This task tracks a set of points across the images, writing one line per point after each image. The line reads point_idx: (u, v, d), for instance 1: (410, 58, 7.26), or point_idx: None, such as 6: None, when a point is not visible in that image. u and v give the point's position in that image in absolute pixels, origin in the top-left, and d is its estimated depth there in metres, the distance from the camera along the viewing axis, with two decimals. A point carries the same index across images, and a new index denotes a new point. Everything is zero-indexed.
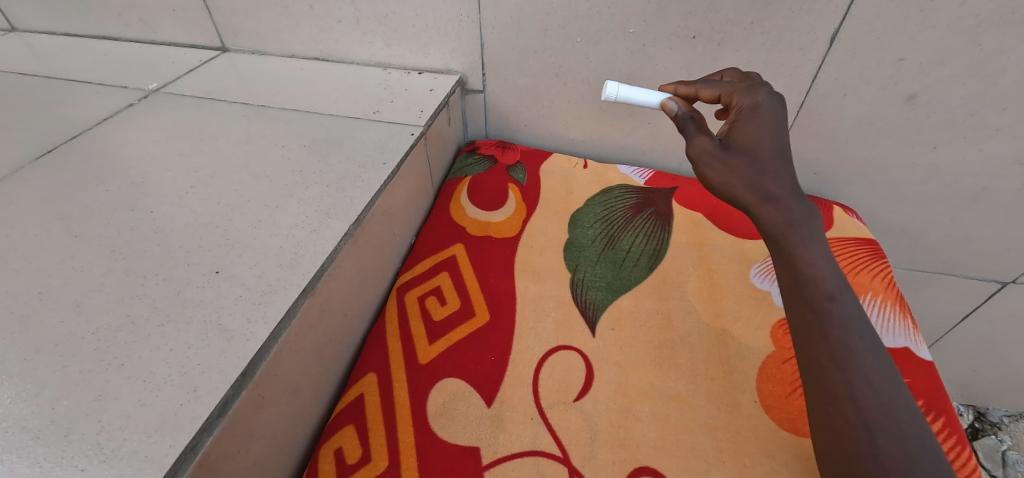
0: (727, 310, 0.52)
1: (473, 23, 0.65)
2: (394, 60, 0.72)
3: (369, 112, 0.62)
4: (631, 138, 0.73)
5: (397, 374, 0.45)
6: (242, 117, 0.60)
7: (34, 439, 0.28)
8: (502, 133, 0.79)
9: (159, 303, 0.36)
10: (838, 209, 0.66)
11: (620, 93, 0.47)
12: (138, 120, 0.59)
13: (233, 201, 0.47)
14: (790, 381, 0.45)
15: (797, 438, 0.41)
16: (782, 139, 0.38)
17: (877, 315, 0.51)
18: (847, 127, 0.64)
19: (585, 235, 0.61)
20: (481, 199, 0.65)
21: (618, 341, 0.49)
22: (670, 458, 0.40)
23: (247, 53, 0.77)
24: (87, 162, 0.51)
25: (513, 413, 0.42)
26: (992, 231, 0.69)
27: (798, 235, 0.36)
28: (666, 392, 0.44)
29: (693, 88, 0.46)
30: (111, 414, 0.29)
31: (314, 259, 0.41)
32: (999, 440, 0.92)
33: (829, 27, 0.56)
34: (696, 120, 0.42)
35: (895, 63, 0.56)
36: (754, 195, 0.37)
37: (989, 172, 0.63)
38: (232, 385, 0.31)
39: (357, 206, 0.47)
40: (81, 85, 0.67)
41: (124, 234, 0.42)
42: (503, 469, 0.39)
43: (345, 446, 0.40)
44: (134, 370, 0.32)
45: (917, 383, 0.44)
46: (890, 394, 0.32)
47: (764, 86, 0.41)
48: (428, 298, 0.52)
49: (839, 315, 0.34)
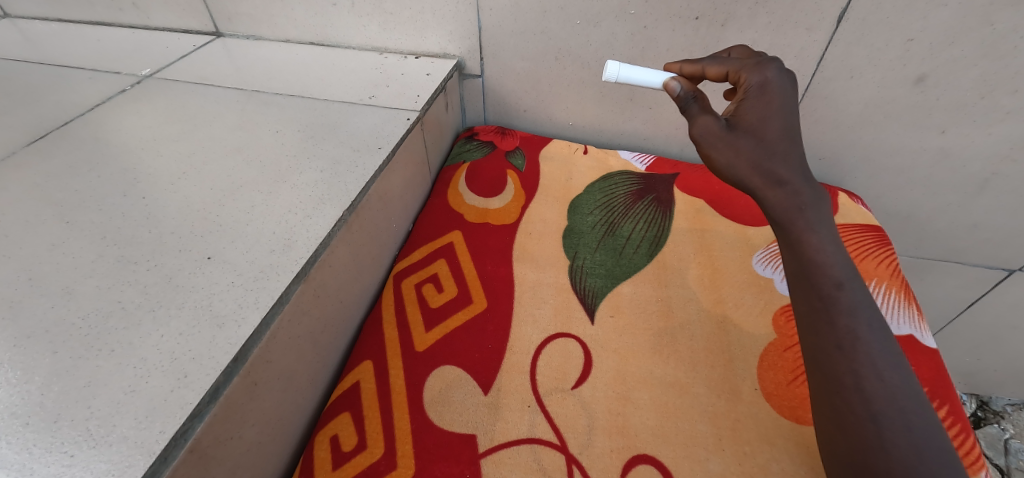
0: (728, 297, 0.51)
1: (470, 5, 0.64)
2: (391, 44, 0.71)
3: (364, 97, 0.61)
4: (632, 123, 0.72)
5: (393, 361, 0.45)
6: (236, 102, 0.59)
7: (23, 425, 0.27)
8: (501, 119, 0.77)
9: (150, 289, 0.36)
10: (844, 195, 0.65)
11: (621, 73, 0.45)
12: (130, 106, 0.58)
13: (226, 187, 0.46)
14: (792, 369, 0.44)
15: (798, 426, 0.40)
16: (791, 119, 0.37)
17: (883, 302, 0.50)
18: (853, 111, 0.62)
19: (585, 221, 0.60)
20: (479, 184, 0.64)
21: (617, 328, 0.48)
22: (669, 446, 0.39)
23: (241, 38, 0.75)
24: (78, 148, 0.50)
25: (510, 400, 0.42)
26: (1001, 217, 0.68)
27: (805, 219, 0.35)
28: (666, 380, 0.44)
29: (699, 66, 0.45)
30: (101, 400, 0.29)
31: (307, 245, 0.40)
32: (1002, 428, 0.91)
33: (836, 7, 0.54)
34: (699, 100, 0.40)
35: (904, 44, 0.55)
36: (761, 177, 0.36)
37: (999, 157, 0.61)
38: (224, 371, 0.31)
39: (352, 191, 0.46)
40: (73, 71, 0.66)
41: (115, 220, 0.42)
42: (501, 456, 0.38)
43: (341, 433, 0.40)
44: (124, 356, 0.31)
45: (921, 370, 0.44)
46: (898, 384, 0.31)
47: (774, 63, 0.39)
48: (425, 286, 0.52)
49: (847, 303, 0.33)
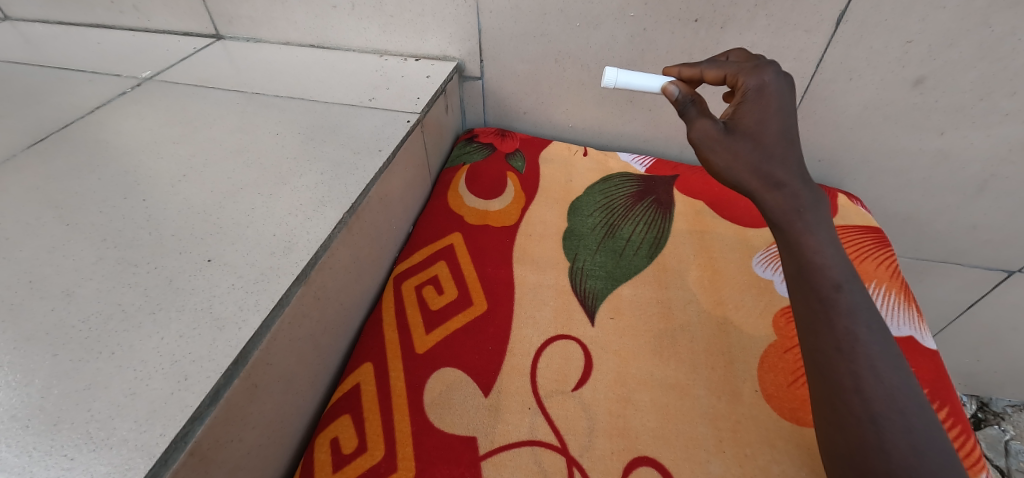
0: (728, 299, 0.51)
1: (470, 7, 0.64)
2: (391, 46, 0.71)
3: (364, 99, 0.61)
4: (632, 125, 0.72)
5: (394, 363, 0.45)
6: (237, 105, 0.59)
7: (23, 428, 0.27)
8: (501, 121, 0.77)
9: (151, 291, 0.36)
10: (843, 197, 0.65)
11: (620, 79, 0.46)
12: (130, 108, 0.58)
13: (226, 190, 0.46)
14: (793, 371, 0.44)
15: (799, 427, 0.40)
16: (790, 121, 0.37)
17: (883, 304, 0.50)
18: (852, 112, 0.63)
19: (585, 223, 0.60)
20: (480, 186, 0.64)
21: (618, 330, 0.48)
22: (670, 448, 0.39)
23: (242, 40, 0.76)
24: (78, 151, 0.50)
25: (511, 402, 0.42)
26: (1000, 218, 0.68)
27: (805, 221, 0.35)
28: (666, 381, 0.44)
29: (697, 69, 0.45)
30: (101, 403, 0.29)
31: (307, 247, 0.40)
32: (1002, 429, 0.91)
33: (834, 9, 0.54)
34: (697, 103, 0.40)
35: (903, 46, 0.55)
36: (759, 180, 0.36)
37: (998, 158, 0.62)
38: (224, 374, 0.31)
39: (352, 193, 0.46)
40: (73, 74, 0.66)
41: (116, 222, 0.42)
42: (502, 459, 0.38)
43: (341, 436, 0.40)
44: (125, 359, 0.31)
45: (921, 372, 0.44)
46: (898, 386, 0.31)
47: (772, 65, 0.40)
48: (425, 287, 0.52)
49: (847, 304, 0.33)
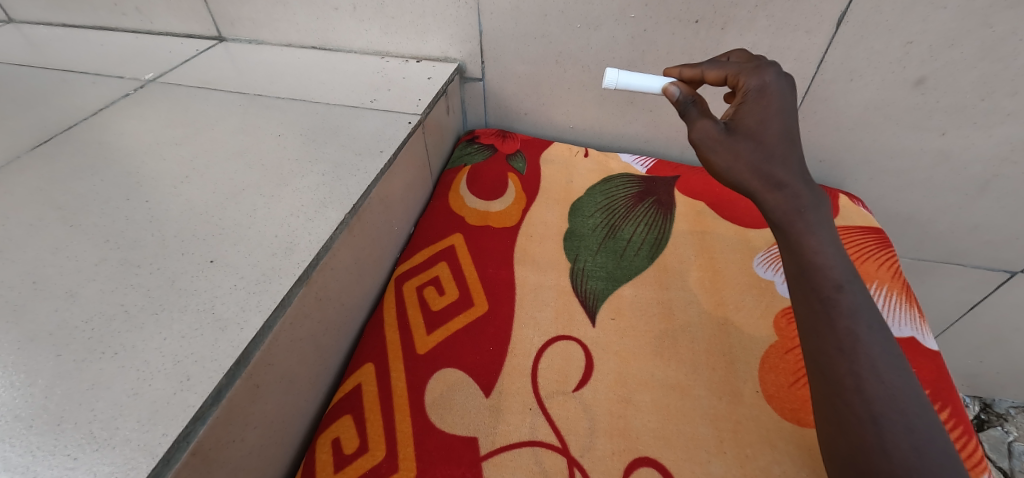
0: (729, 299, 0.51)
1: (471, 9, 0.64)
2: (392, 48, 0.71)
3: (366, 100, 0.62)
4: (633, 126, 0.72)
5: (395, 364, 0.45)
6: (239, 106, 0.59)
7: (27, 428, 0.27)
8: (502, 122, 0.78)
9: (153, 292, 0.36)
10: (844, 197, 0.65)
11: (621, 80, 0.46)
12: (133, 109, 0.58)
13: (228, 191, 0.46)
14: (794, 371, 0.44)
15: (800, 428, 0.40)
16: (791, 121, 0.37)
17: (884, 304, 0.50)
18: (853, 113, 0.63)
19: (586, 224, 0.60)
20: (480, 187, 0.64)
21: (618, 330, 0.48)
22: (671, 448, 0.39)
23: (244, 42, 0.76)
24: (81, 152, 0.51)
25: (512, 403, 0.42)
26: (1002, 218, 0.68)
27: (805, 222, 0.35)
28: (666, 382, 0.44)
29: (698, 70, 0.45)
30: (104, 403, 0.29)
31: (309, 248, 0.40)
32: (1005, 431, 0.91)
33: (835, 9, 0.54)
34: (697, 103, 0.40)
35: (903, 46, 0.55)
36: (760, 180, 0.36)
37: (999, 158, 0.61)
38: (226, 374, 0.31)
39: (353, 194, 0.46)
40: (77, 76, 0.66)
41: (119, 223, 0.42)
42: (503, 459, 0.38)
43: (343, 436, 0.40)
44: (127, 359, 0.31)
45: (922, 373, 0.44)
46: (899, 386, 0.31)
47: (773, 66, 0.40)
48: (426, 288, 0.52)
49: (848, 305, 0.33)
